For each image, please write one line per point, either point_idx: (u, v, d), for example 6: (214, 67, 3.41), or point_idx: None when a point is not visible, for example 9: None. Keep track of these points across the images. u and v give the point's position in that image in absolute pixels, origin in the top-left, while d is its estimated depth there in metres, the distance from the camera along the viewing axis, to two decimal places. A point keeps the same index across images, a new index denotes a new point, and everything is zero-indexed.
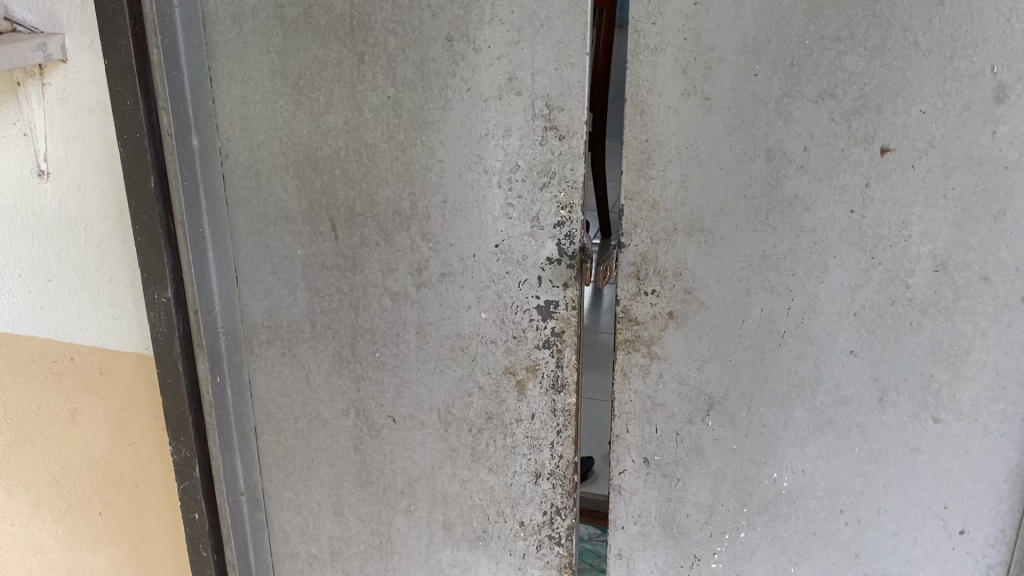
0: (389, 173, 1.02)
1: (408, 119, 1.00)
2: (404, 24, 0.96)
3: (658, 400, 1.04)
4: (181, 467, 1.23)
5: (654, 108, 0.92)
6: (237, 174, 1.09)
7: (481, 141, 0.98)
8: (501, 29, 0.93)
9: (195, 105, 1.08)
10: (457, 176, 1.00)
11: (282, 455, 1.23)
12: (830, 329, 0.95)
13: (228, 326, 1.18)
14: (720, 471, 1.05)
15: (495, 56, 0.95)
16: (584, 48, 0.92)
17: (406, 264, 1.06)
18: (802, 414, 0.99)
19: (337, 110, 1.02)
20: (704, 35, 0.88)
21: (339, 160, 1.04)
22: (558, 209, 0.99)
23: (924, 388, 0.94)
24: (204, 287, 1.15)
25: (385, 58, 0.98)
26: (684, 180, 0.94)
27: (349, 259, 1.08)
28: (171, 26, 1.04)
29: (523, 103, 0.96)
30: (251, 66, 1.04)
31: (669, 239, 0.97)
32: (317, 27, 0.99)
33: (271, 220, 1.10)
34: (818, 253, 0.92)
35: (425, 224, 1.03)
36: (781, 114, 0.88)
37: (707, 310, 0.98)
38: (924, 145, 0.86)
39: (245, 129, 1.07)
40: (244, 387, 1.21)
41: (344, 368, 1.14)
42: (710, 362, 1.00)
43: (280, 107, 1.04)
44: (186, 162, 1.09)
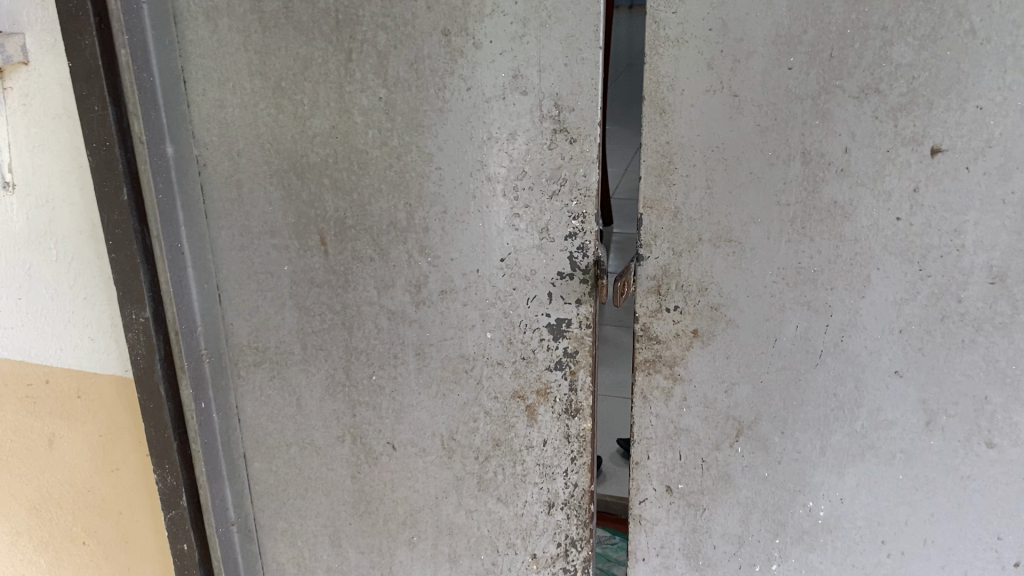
0: (382, 182, 0.93)
1: (402, 123, 0.90)
2: (396, 17, 0.87)
3: (681, 425, 0.95)
4: (168, 497, 1.14)
5: (675, 107, 0.83)
6: (216, 184, 1.00)
7: (484, 146, 0.89)
8: (503, 21, 0.84)
9: (167, 110, 0.98)
10: (457, 184, 0.91)
11: (274, 484, 1.14)
12: (872, 348, 0.86)
13: (212, 347, 1.09)
14: (751, 500, 0.96)
15: (498, 52, 0.85)
16: (596, 40, 0.83)
17: (403, 280, 0.97)
18: (841, 439, 0.91)
19: (324, 113, 0.93)
20: (732, 25, 0.79)
21: (327, 168, 0.95)
22: (570, 219, 0.89)
23: (976, 410, 0.86)
24: (184, 308, 1.06)
25: (375, 56, 0.89)
26: (709, 186, 0.85)
27: (340, 276, 0.99)
28: (139, 24, 0.95)
29: (529, 103, 0.87)
30: (228, 66, 0.94)
31: (693, 251, 0.87)
32: (299, 22, 0.90)
33: (255, 234, 1.01)
34: (860, 264, 0.83)
35: (423, 236, 0.94)
36: (819, 112, 0.79)
37: (736, 327, 0.89)
38: (980, 145, 0.77)
39: (223, 135, 0.97)
40: (231, 412, 1.12)
41: (337, 394, 1.05)
42: (739, 385, 0.91)
43: (262, 111, 0.95)
44: (160, 173, 1.00)
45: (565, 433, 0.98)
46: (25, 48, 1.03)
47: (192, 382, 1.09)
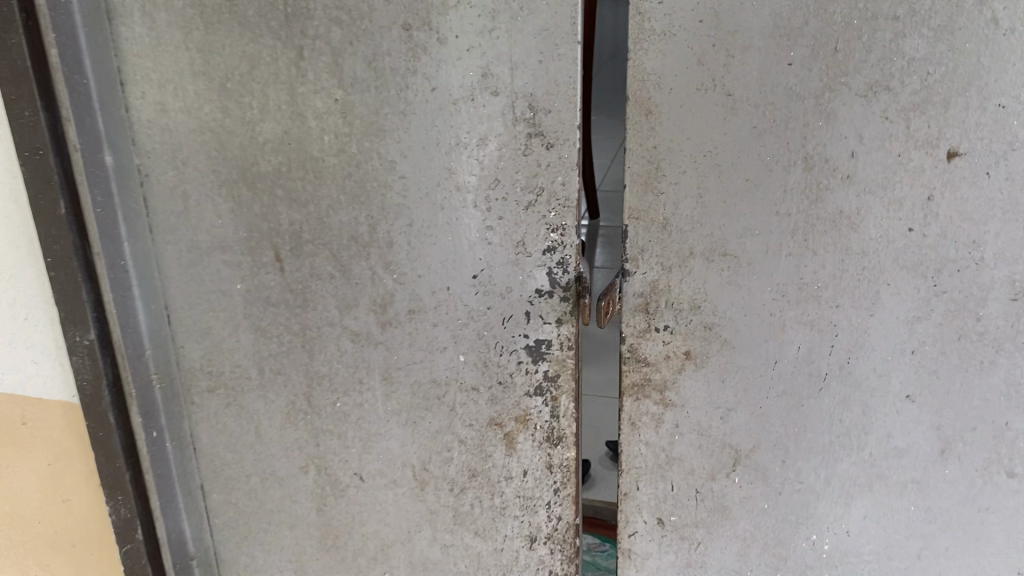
0: (341, 193, 0.85)
1: (361, 128, 0.82)
2: (351, 11, 0.78)
3: (673, 454, 0.87)
4: (123, 531, 1.04)
5: (663, 107, 0.74)
6: (160, 196, 0.91)
7: (452, 152, 0.81)
8: (470, 14, 0.77)
9: (104, 115, 0.88)
10: (425, 195, 0.83)
11: (233, 516, 1.05)
12: (882, 371, 0.78)
13: (162, 372, 1.00)
14: (749, 533, 0.88)
15: (465, 47, 0.78)
16: (573, 35, 0.76)
17: (367, 299, 0.89)
18: (847, 469, 0.83)
19: (274, 118, 0.84)
20: (725, 16, 0.70)
21: (280, 177, 0.86)
22: (548, 231, 0.82)
23: (995, 437, 0.78)
24: (130, 331, 0.97)
25: (330, 54, 0.80)
26: (701, 195, 0.76)
27: (297, 295, 0.91)
28: (68, 20, 0.85)
29: (501, 105, 0.79)
30: (169, 67, 0.85)
31: (685, 266, 0.79)
32: (245, 17, 0.81)
33: (204, 251, 0.92)
34: (869, 280, 0.75)
35: (387, 251, 0.86)
36: (823, 112, 0.71)
37: (732, 349, 0.81)
38: (1001, 148, 0.69)
39: (167, 142, 0.89)
40: (186, 441, 1.04)
41: (298, 420, 0.96)
42: (736, 411, 0.84)
43: (206, 115, 0.86)
44: (99, 184, 0.90)
45: (547, 464, 0.90)
46: None
47: (141, 411, 1.00)
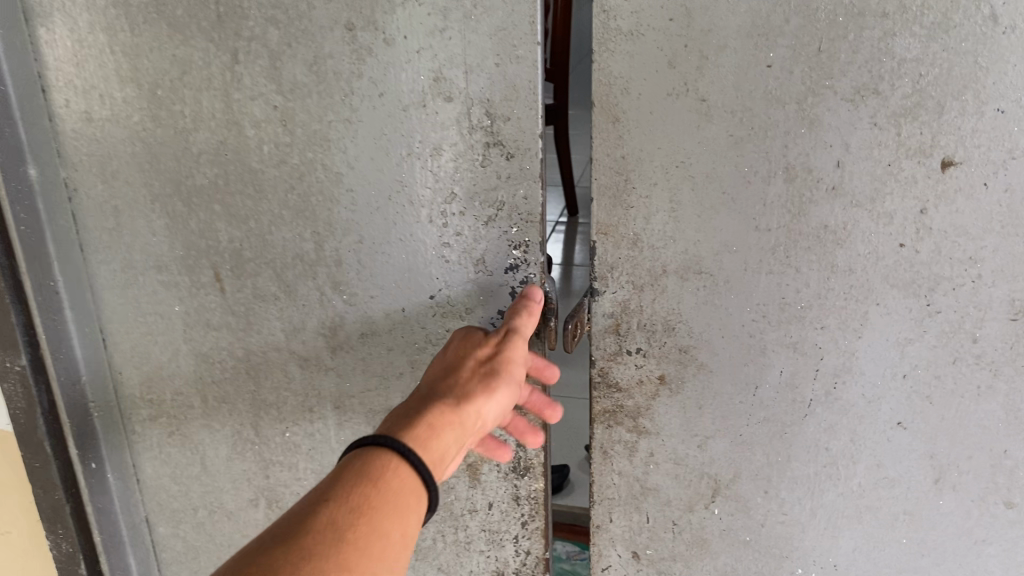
0: (284, 208, 0.80)
1: (303, 137, 0.76)
2: (288, 10, 0.72)
3: (648, 485, 0.81)
4: (65, 565, 0.99)
5: (631, 114, 0.68)
6: (90, 214, 0.86)
7: (403, 163, 0.75)
8: (418, 12, 0.69)
9: (26, 127, 0.82)
10: (374, 210, 0.77)
11: (183, 551, 1.02)
12: (871, 396, 0.72)
13: (100, 402, 0.94)
14: (730, 567, 0.82)
15: (415, 48, 0.70)
16: (533, 34, 0.68)
17: (316, 321, 0.84)
18: (834, 500, 0.77)
19: (209, 127, 0.78)
20: (698, 13, 0.64)
21: (216, 191, 0.81)
22: (510, 248, 0.76)
23: (993, 466, 0.72)
24: (65, 356, 0.90)
25: (266, 57, 0.74)
26: (673, 209, 0.70)
27: (240, 317, 0.86)
28: None
29: (455, 111, 0.72)
30: (95, 72, 0.79)
31: (658, 284, 0.73)
32: (173, 18, 0.74)
33: (138, 270, 0.87)
34: (856, 299, 0.69)
35: (335, 270, 0.81)
36: (805, 119, 0.65)
37: (709, 373, 0.75)
38: (1002, 156, 0.63)
39: (98, 154, 0.82)
40: (129, 472, 0.98)
41: (246, 452, 0.93)
42: (714, 439, 0.78)
43: (137, 126, 0.80)
44: (23, 199, 0.84)
45: (511, 495, 0.84)
46: None
47: (79, 442, 0.94)
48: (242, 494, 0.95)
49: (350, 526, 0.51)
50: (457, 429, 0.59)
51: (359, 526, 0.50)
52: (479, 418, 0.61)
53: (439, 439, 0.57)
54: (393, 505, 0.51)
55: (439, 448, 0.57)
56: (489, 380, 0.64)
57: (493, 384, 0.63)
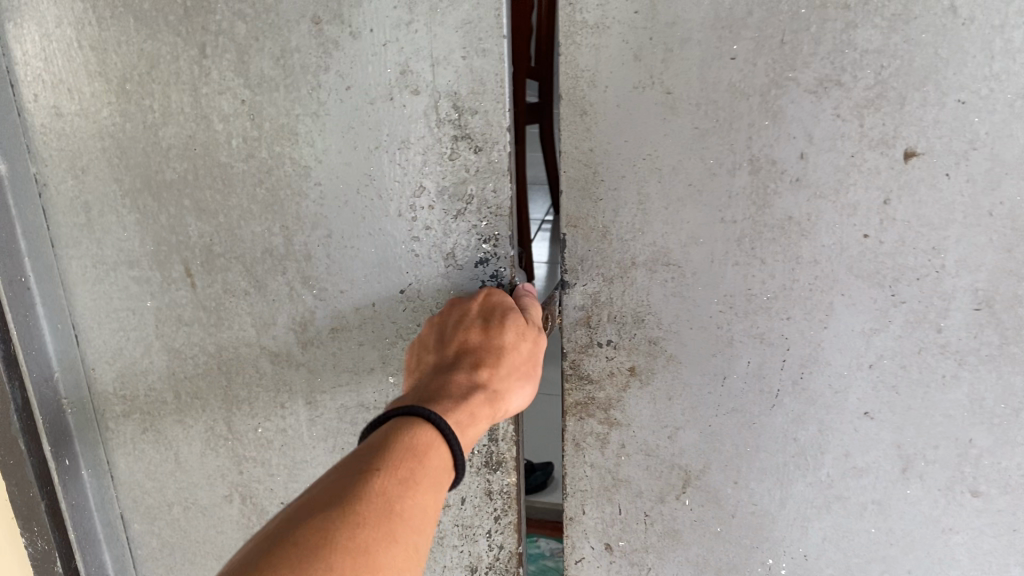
0: (252, 203, 0.81)
1: (271, 131, 0.77)
2: (254, 4, 0.73)
3: (620, 476, 0.82)
4: (40, 562, 1.00)
5: (598, 107, 0.69)
6: (61, 208, 0.87)
7: (371, 157, 0.75)
8: (384, 5, 0.70)
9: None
10: (342, 204, 0.78)
11: (159, 547, 1.02)
12: (837, 386, 0.73)
13: (73, 397, 0.96)
14: (701, 558, 0.83)
15: (381, 42, 0.71)
16: (499, 25, 0.68)
17: (286, 318, 0.84)
18: (803, 490, 0.78)
19: (178, 121, 0.79)
20: (663, 6, 0.65)
21: (185, 186, 0.82)
22: (480, 242, 0.75)
23: (959, 456, 0.72)
24: (37, 349, 0.91)
25: (233, 51, 0.75)
26: (641, 201, 0.71)
27: (211, 312, 0.87)
28: None
29: (423, 104, 0.72)
30: (65, 66, 0.81)
31: (627, 277, 0.74)
32: (140, 12, 0.76)
33: (111, 265, 0.88)
34: (822, 290, 0.70)
35: (305, 265, 0.81)
36: (768, 111, 0.65)
37: (678, 364, 0.76)
38: (963, 147, 0.63)
39: (66, 149, 0.84)
40: (104, 468, 0.99)
41: (220, 448, 0.93)
42: (684, 430, 0.78)
43: (106, 120, 0.82)
44: None
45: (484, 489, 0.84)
46: None
47: (52, 437, 0.95)
48: (217, 489, 0.95)
49: (398, 497, 0.51)
50: (486, 422, 0.63)
51: (410, 499, 0.52)
52: (502, 414, 0.66)
53: (474, 431, 0.60)
54: (435, 483, 0.53)
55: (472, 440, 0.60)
56: (517, 378, 0.68)
57: (519, 384, 0.68)
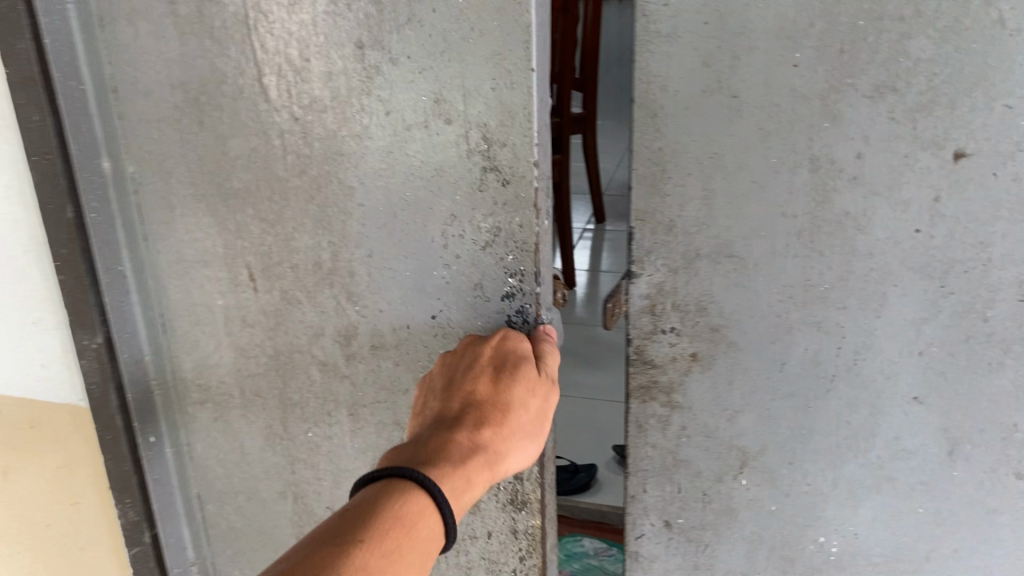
0: (304, 217, 0.89)
1: (321, 150, 0.85)
2: (305, 25, 0.80)
3: (680, 457, 0.87)
4: (130, 531, 1.12)
5: (668, 110, 0.75)
6: (149, 206, 0.96)
7: (408, 181, 0.83)
8: (420, 34, 0.77)
9: (102, 121, 0.94)
10: (382, 227, 0.86)
11: (228, 531, 1.12)
12: (889, 372, 0.78)
13: (160, 378, 1.05)
14: (756, 536, 0.88)
15: (417, 70, 0.78)
16: (529, 62, 0.75)
17: (333, 330, 0.94)
18: (855, 471, 0.83)
19: (243, 134, 0.88)
20: (730, 18, 0.71)
21: (250, 196, 0.91)
22: (506, 275, 0.83)
23: (1004, 440, 0.77)
24: (127, 331, 1.02)
25: (289, 71, 0.83)
26: (706, 197, 0.77)
27: (270, 317, 0.96)
28: (65, 28, 0.90)
29: (455, 133, 0.80)
30: (147, 76, 0.89)
31: (692, 267, 0.80)
32: (212, 29, 0.84)
33: (187, 262, 0.97)
34: (875, 281, 0.75)
35: (348, 281, 0.90)
36: (828, 114, 0.71)
37: (738, 351, 0.81)
38: (1009, 149, 0.68)
39: (151, 153, 0.93)
40: (183, 448, 1.08)
41: (276, 446, 1.03)
42: (742, 413, 0.83)
43: (185, 128, 0.90)
44: (96, 188, 0.96)
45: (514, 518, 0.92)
46: None
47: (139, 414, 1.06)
48: (273, 486, 1.05)
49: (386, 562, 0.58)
50: (486, 482, 0.70)
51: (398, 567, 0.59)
52: (502, 473, 0.72)
53: (472, 494, 0.67)
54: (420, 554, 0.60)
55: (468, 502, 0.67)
56: (522, 439, 0.74)
57: (522, 445, 0.75)
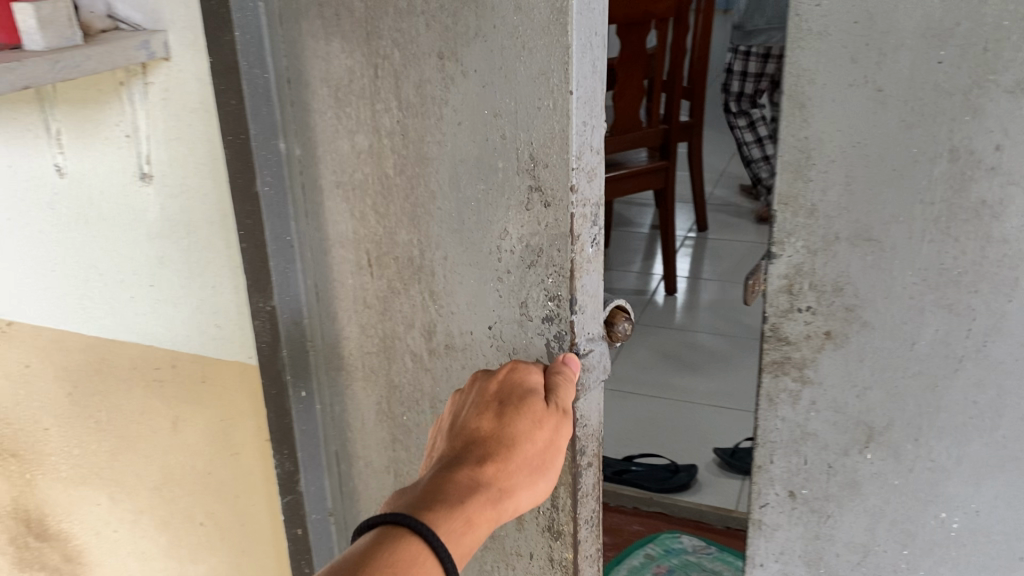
0: (402, 215, 1.02)
1: (413, 151, 0.97)
2: (403, 34, 0.92)
3: (808, 429, 0.93)
4: (285, 482, 1.24)
5: (814, 103, 0.81)
6: (310, 186, 1.11)
7: (471, 191, 0.94)
8: (486, 49, 0.86)
9: (280, 109, 1.09)
10: (454, 234, 0.98)
11: (354, 484, 1.26)
12: (1018, 355, 0.82)
13: (315, 339, 1.20)
14: (878, 508, 0.94)
15: (481, 85, 0.88)
16: (569, 84, 0.81)
17: (420, 324, 1.06)
18: (979, 450, 0.87)
19: (365, 129, 1.01)
20: (880, 19, 0.77)
21: (365, 189, 1.04)
22: (547, 297, 0.91)
23: None
24: (289, 297, 1.16)
25: (393, 76, 0.95)
26: (847, 184, 0.83)
27: (381, 303, 1.10)
28: (255, 23, 1.04)
29: (507, 151, 0.88)
30: (313, 70, 1.03)
31: (830, 250, 0.86)
32: (344, 31, 0.97)
33: (328, 240, 1.12)
34: (1008, 266, 0.80)
35: (431, 280, 1.02)
36: (970, 108, 0.76)
37: (871, 330, 0.87)
38: None
39: (304, 141, 1.09)
40: (328, 404, 1.23)
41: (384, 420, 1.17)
42: (872, 389, 0.89)
43: (326, 120, 1.04)
44: (275, 165, 1.10)
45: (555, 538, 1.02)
46: (167, 46, 1.08)
47: (295, 370, 1.20)
48: (377, 456, 1.20)
49: None
50: (493, 522, 0.78)
51: None
52: (511, 513, 0.81)
53: (477, 535, 0.76)
54: None
55: (473, 543, 0.75)
56: (529, 480, 0.83)
57: (530, 487, 0.83)
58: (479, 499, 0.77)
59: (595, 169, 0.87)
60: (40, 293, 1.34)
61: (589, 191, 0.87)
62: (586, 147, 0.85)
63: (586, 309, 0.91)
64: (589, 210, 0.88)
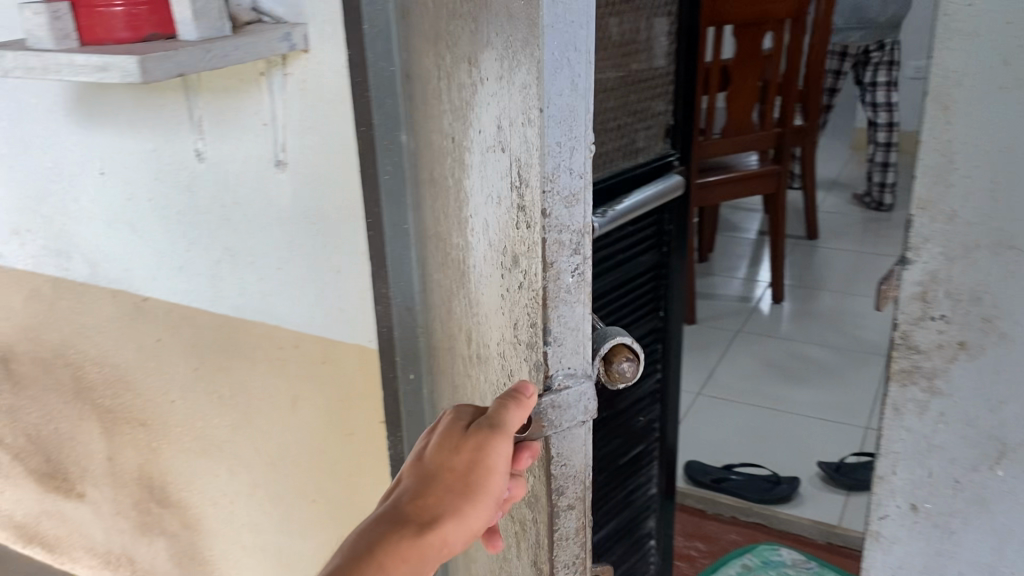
0: (456, 218, 0.99)
1: (458, 149, 0.93)
2: (451, 31, 0.87)
3: (936, 442, 1.01)
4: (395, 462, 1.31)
5: (959, 106, 0.88)
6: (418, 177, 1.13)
7: (483, 195, 0.86)
8: (491, 46, 0.77)
9: (402, 101, 1.11)
10: (479, 240, 0.90)
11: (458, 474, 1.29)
12: None
13: (421, 325, 1.22)
14: (1005, 527, 1.00)
15: (488, 85, 0.79)
16: (538, 93, 0.70)
17: (467, 330, 1.01)
18: None
19: (439, 129, 1.00)
20: None
21: (438, 190, 1.04)
22: (528, 324, 0.80)
23: None
24: (402, 283, 1.20)
25: (449, 73, 0.91)
26: (991, 186, 0.89)
27: (449, 306, 1.09)
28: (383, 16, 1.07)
29: (502, 157, 0.79)
30: (414, 64, 1.04)
31: (969, 254, 0.92)
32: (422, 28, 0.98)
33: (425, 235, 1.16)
34: None
35: (471, 285, 0.97)
36: None
37: (1008, 342, 0.93)
38: None
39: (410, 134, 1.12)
40: (428, 394, 1.27)
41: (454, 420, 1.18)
42: (1006, 403, 0.95)
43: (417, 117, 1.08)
44: (394, 156, 1.13)
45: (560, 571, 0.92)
46: (307, 39, 1.12)
47: (406, 356, 1.24)
48: None
49: None
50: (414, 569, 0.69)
51: None
52: (439, 555, 0.71)
53: None
54: None
55: None
56: (460, 515, 0.72)
57: (463, 520, 0.72)
58: (392, 540, 0.69)
59: (577, 193, 0.75)
60: (174, 274, 1.41)
61: (564, 221, 0.76)
62: (562, 166, 0.73)
63: (566, 345, 0.80)
64: (567, 237, 0.77)
